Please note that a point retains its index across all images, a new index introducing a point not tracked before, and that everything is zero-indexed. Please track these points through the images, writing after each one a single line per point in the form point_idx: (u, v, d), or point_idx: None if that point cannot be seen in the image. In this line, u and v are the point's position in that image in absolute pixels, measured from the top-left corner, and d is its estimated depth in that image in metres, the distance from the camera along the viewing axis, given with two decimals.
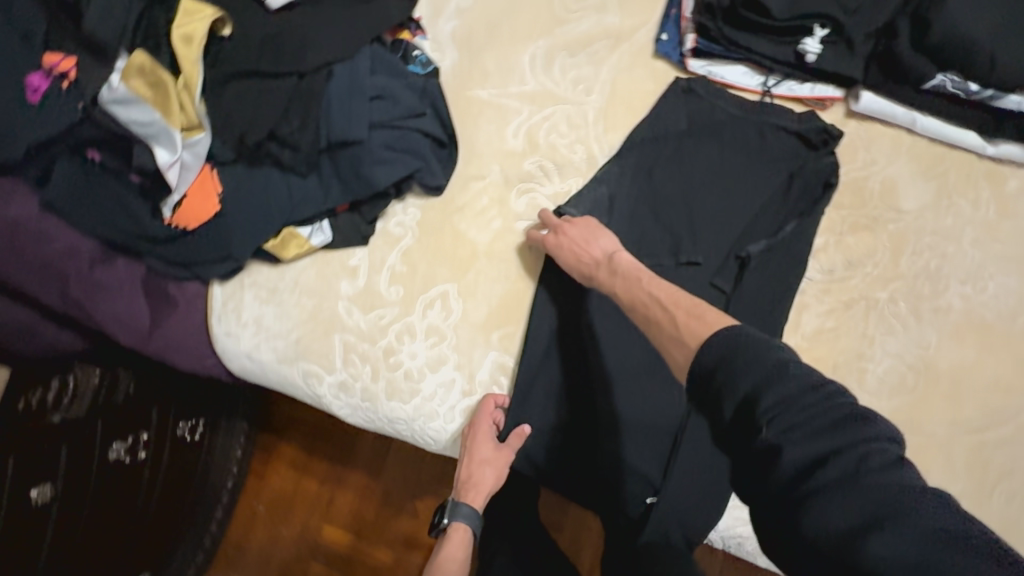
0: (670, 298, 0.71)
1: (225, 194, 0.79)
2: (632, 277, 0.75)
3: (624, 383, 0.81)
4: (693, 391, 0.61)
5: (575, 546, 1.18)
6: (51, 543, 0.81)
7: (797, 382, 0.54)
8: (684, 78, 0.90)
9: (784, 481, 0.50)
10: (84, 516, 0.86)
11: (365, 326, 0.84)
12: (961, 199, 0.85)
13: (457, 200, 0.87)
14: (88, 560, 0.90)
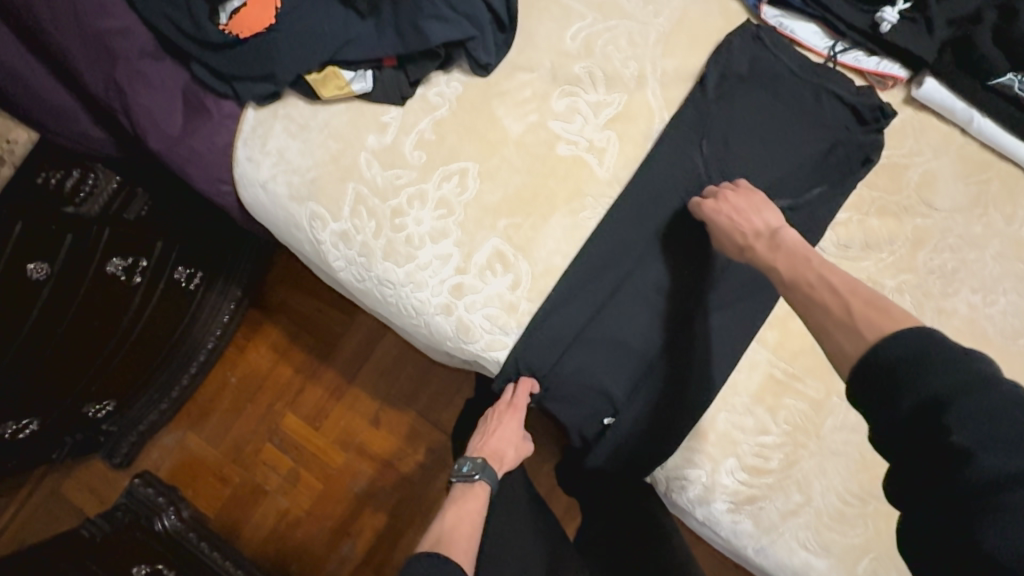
0: (830, 283, 0.69)
1: (283, 10, 0.85)
2: (801, 259, 0.73)
3: (616, 302, 0.86)
4: (860, 383, 0.61)
5: (536, 467, 1.29)
6: (39, 314, 0.95)
7: (1000, 397, 0.53)
8: (755, 23, 0.88)
9: (980, 487, 0.52)
10: (74, 304, 1.00)
11: (380, 182, 0.89)
12: (996, 211, 0.84)
13: (502, 85, 0.89)
14: (74, 346, 1.05)
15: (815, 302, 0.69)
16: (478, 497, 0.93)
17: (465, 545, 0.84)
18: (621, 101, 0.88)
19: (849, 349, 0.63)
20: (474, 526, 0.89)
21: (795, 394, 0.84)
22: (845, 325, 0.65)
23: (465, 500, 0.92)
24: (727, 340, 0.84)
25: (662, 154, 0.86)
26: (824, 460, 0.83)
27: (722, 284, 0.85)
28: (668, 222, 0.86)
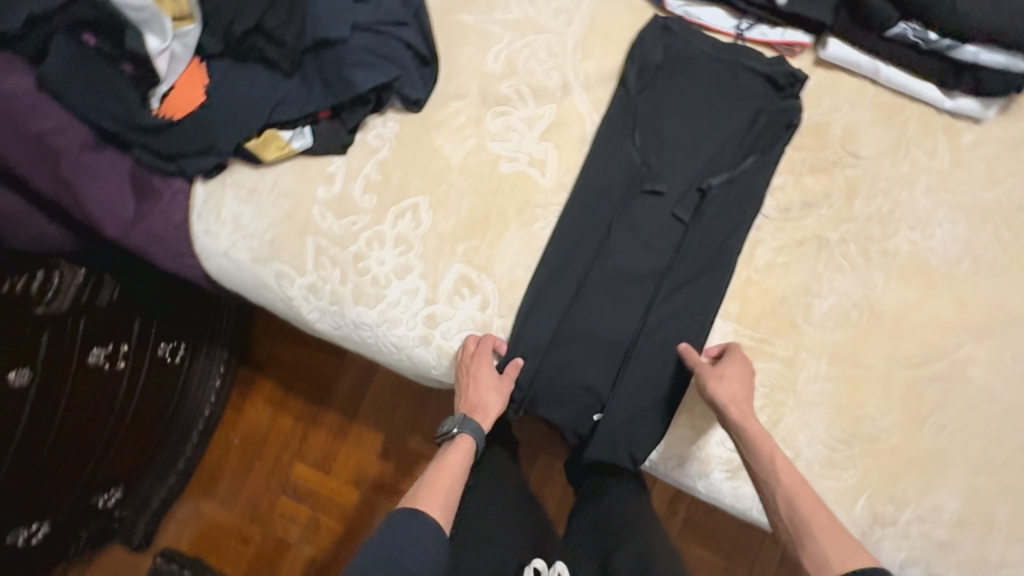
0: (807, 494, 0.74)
1: (211, 86, 0.87)
2: (790, 469, 0.76)
3: (585, 302, 0.89)
4: None
5: (544, 479, 1.30)
6: (31, 418, 0.95)
7: None
8: (663, 15, 0.92)
9: None
10: (63, 402, 1.02)
11: (337, 231, 0.91)
12: (918, 149, 0.89)
13: (436, 116, 0.92)
14: (71, 441, 1.06)
15: (805, 507, 0.73)
16: (461, 454, 0.86)
17: (445, 501, 0.80)
18: (552, 110, 0.92)
19: (830, 555, 0.69)
20: (457, 482, 0.83)
21: (767, 356, 0.87)
22: (824, 542, 0.70)
23: (446, 455, 0.85)
24: (694, 318, 0.88)
25: (600, 154, 0.90)
26: (806, 412, 0.86)
27: (680, 265, 0.89)
28: (619, 217, 0.90)
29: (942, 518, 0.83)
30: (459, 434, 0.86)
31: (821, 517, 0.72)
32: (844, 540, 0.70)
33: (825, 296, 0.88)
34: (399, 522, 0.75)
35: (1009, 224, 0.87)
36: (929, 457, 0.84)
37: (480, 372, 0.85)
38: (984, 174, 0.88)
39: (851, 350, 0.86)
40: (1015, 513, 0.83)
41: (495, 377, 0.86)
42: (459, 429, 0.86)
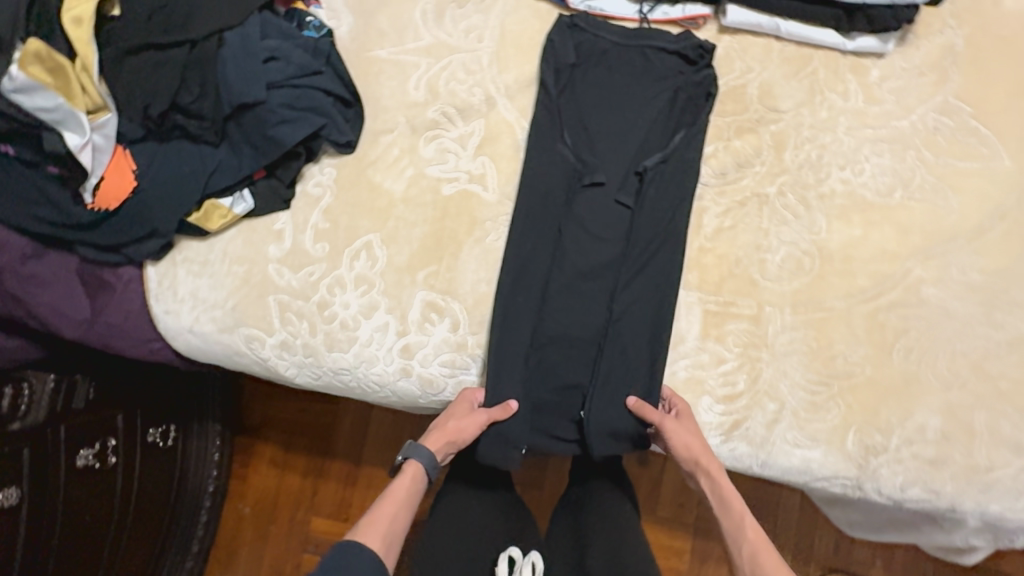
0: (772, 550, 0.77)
1: (141, 170, 0.86)
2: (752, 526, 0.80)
3: (552, 302, 0.92)
4: None
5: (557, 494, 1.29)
6: (28, 537, 0.94)
7: None
8: (567, 14, 0.95)
9: None
10: (59, 511, 1.01)
11: (297, 284, 0.92)
12: (832, 93, 0.93)
13: (370, 154, 0.93)
14: (76, 549, 1.05)
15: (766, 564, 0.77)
16: (410, 478, 0.85)
17: (389, 527, 0.80)
18: (481, 125, 0.93)
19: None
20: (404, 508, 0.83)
21: (734, 318, 0.90)
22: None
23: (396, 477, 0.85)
24: (659, 296, 0.90)
25: (536, 158, 0.92)
26: (782, 363, 0.89)
27: (636, 248, 0.91)
28: (567, 214, 0.93)
29: (926, 436, 0.87)
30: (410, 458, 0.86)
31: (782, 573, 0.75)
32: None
33: (776, 250, 0.91)
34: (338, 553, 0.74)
35: (929, 147, 0.91)
36: (904, 380, 0.87)
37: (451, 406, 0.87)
38: (897, 105, 0.92)
39: (811, 296, 0.89)
40: (992, 416, 0.87)
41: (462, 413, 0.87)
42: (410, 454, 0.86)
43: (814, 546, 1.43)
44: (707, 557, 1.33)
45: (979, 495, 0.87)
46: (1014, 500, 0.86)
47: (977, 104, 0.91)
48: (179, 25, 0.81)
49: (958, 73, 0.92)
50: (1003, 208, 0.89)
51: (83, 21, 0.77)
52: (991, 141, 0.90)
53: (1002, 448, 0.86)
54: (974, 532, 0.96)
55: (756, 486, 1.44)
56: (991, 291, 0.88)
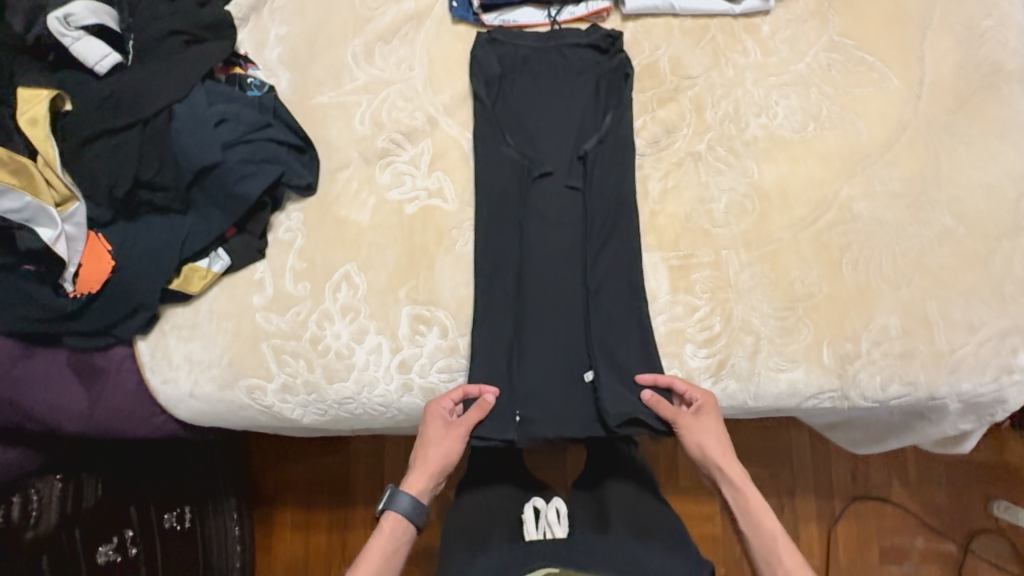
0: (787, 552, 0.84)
1: (116, 249, 0.89)
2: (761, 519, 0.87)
3: (529, 291, 0.98)
4: None
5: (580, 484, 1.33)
6: None
7: None
8: (485, 31, 1.03)
9: None
10: None
11: (286, 326, 0.95)
12: (733, 53, 1.03)
13: (331, 191, 0.99)
14: None
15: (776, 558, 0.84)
16: (393, 529, 0.87)
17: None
18: (429, 144, 1.00)
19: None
20: (387, 562, 0.86)
21: (697, 268, 0.96)
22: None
23: (379, 533, 0.88)
24: (624, 262, 0.97)
25: (485, 164, 0.99)
26: (749, 298, 0.95)
27: (594, 224, 0.98)
28: (525, 207, 0.99)
29: (891, 335, 0.95)
30: (387, 511, 0.89)
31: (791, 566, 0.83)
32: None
33: (719, 199, 0.98)
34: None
35: (827, 82, 1.01)
36: (858, 289, 0.95)
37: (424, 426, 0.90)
38: (791, 52, 1.03)
39: (760, 233, 0.97)
40: (942, 304, 0.95)
41: (439, 429, 0.90)
42: (390, 505, 0.88)
43: (832, 479, 1.49)
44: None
45: (950, 377, 0.94)
46: (981, 375, 0.94)
47: (858, 38, 1.02)
48: (128, 107, 0.85)
49: (836, 15, 1.03)
50: (904, 121, 1.00)
51: (38, 121, 0.81)
52: (878, 66, 1.01)
53: (958, 330, 0.94)
54: (959, 417, 1.03)
55: (765, 435, 1.49)
56: (913, 194, 0.98)
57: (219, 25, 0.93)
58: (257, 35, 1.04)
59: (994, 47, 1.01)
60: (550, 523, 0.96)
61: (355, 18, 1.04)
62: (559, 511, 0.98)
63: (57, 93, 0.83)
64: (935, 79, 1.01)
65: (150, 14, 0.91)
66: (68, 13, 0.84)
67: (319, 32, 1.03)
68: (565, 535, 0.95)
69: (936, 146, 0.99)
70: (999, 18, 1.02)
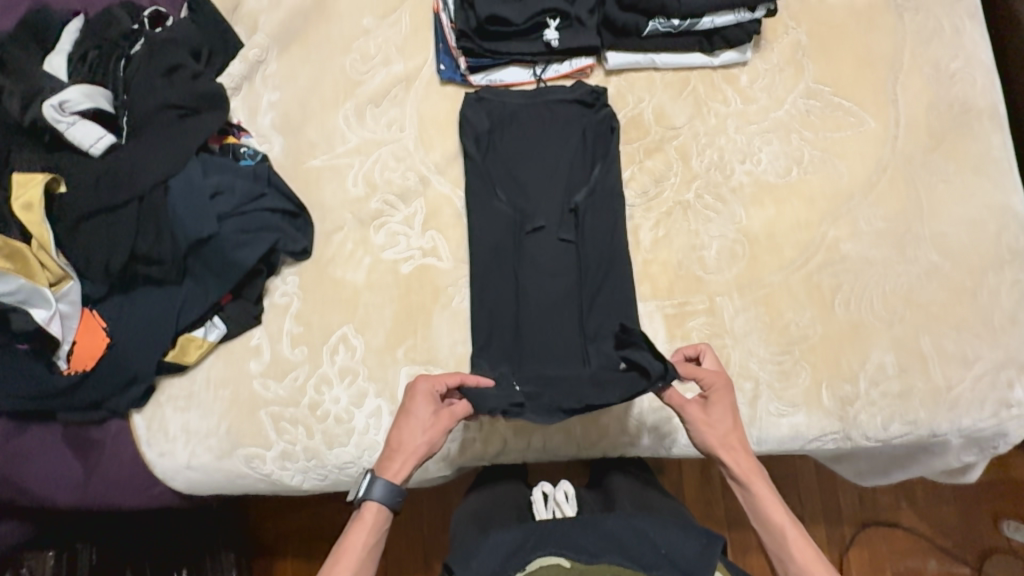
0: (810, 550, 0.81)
1: (111, 326, 0.88)
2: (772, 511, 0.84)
3: (534, 303, 0.98)
4: None
5: None
6: None
7: None
8: (473, 91, 1.05)
9: None
10: None
11: (284, 392, 0.94)
12: (714, 102, 1.06)
13: (326, 253, 0.99)
14: None
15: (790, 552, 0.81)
16: (371, 518, 0.81)
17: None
18: (422, 204, 1.01)
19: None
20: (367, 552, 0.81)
21: (692, 315, 0.97)
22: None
23: (355, 524, 0.82)
24: (620, 310, 0.97)
25: (478, 221, 1.00)
26: (745, 343, 0.96)
27: (588, 273, 0.99)
28: (519, 259, 1.00)
29: (888, 373, 0.95)
30: (369, 499, 0.81)
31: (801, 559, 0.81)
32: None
33: (710, 245, 1.00)
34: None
35: (807, 127, 1.04)
36: (853, 329, 0.96)
37: (411, 411, 0.82)
38: (770, 99, 1.05)
39: (752, 277, 0.98)
40: (935, 339, 0.95)
41: (434, 416, 0.84)
42: (370, 494, 0.81)
43: (840, 504, 1.48)
44: (747, 545, 1.37)
45: (949, 413, 0.95)
46: (979, 409, 0.95)
47: (835, 83, 1.05)
48: (125, 183, 0.85)
49: (811, 62, 1.06)
50: (883, 161, 1.02)
51: (32, 205, 0.81)
52: (855, 110, 1.04)
53: (954, 365, 0.95)
54: (962, 448, 1.03)
55: (773, 463, 1.48)
56: (898, 233, 0.99)
57: (212, 97, 0.95)
58: (249, 101, 1.05)
59: (965, 86, 1.04)
60: (558, 501, 1.01)
61: (345, 81, 1.05)
62: (567, 491, 1.02)
63: (52, 176, 0.83)
64: (911, 119, 1.03)
65: (143, 88, 0.91)
66: (64, 99, 0.84)
67: (310, 96, 1.05)
68: (573, 512, 1.00)
69: (916, 184, 1.00)
70: (966, 59, 1.05)
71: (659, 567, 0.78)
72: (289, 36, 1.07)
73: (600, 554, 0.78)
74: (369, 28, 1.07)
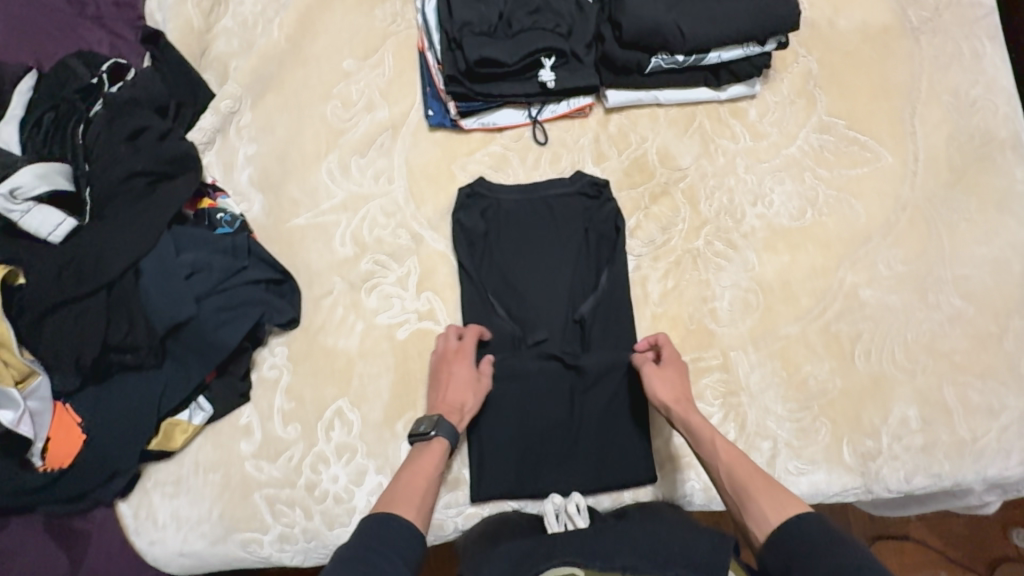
0: (756, 471, 0.74)
1: (87, 421, 0.82)
2: (718, 443, 0.77)
3: (530, 405, 0.91)
4: None
5: None
6: None
7: None
8: (467, 183, 0.97)
9: None
10: None
11: (279, 473, 0.89)
12: (722, 139, 1.00)
13: (316, 320, 0.93)
14: None
15: (742, 479, 0.73)
16: (434, 458, 0.79)
17: (422, 503, 0.74)
18: (416, 263, 0.95)
19: (766, 513, 0.69)
20: (430, 486, 0.77)
21: (705, 371, 0.93)
22: (760, 499, 0.71)
23: (418, 458, 0.80)
24: (630, 428, 0.91)
25: (477, 341, 0.92)
26: (761, 401, 0.92)
27: (594, 394, 0.91)
28: (524, 387, 0.91)
29: (911, 428, 0.91)
30: (434, 437, 0.81)
31: (757, 488, 0.72)
32: (784, 499, 0.70)
33: (721, 296, 0.95)
34: (372, 526, 0.68)
35: (821, 164, 0.98)
36: (874, 381, 0.92)
37: (460, 369, 0.86)
38: (781, 135, 0.99)
39: (766, 329, 0.93)
40: (959, 389, 0.91)
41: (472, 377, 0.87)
42: (435, 430, 0.81)
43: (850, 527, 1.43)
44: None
45: (974, 464, 0.90)
46: (1005, 459, 0.90)
47: (848, 116, 0.99)
48: (90, 270, 0.79)
49: (823, 94, 1.00)
50: (902, 200, 0.97)
51: None
52: (871, 144, 0.98)
53: (980, 416, 0.91)
54: (984, 490, 0.96)
55: None
56: (918, 276, 0.94)
57: (182, 159, 0.87)
58: (223, 156, 0.97)
59: (985, 115, 0.98)
60: (569, 513, 0.84)
61: (327, 130, 0.98)
62: (579, 502, 0.85)
63: (9, 267, 0.78)
64: (929, 153, 0.98)
65: (108, 158, 0.83)
66: (14, 185, 0.78)
67: (290, 149, 0.97)
68: (587, 524, 0.82)
69: (936, 222, 0.96)
70: (987, 84, 0.99)
71: (672, 566, 0.68)
72: (264, 83, 0.99)
73: (612, 556, 0.70)
74: (350, 71, 1.00)
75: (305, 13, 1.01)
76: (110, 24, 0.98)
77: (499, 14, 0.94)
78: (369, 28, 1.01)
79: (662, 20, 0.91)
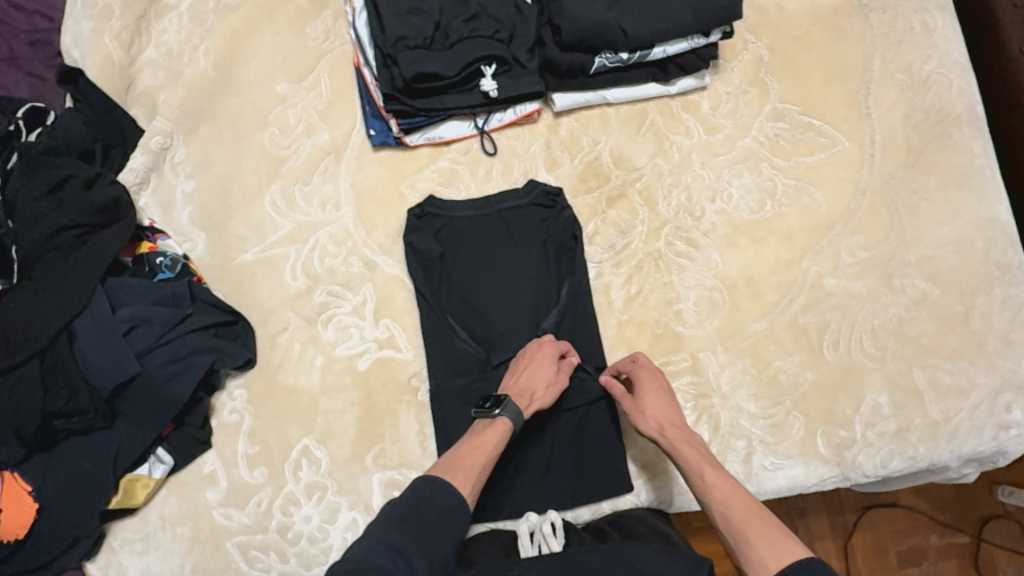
0: (752, 508, 0.71)
1: (38, 488, 0.79)
2: (712, 480, 0.75)
3: None
4: None
5: None
6: None
7: None
8: (416, 203, 0.94)
9: None
10: None
11: (249, 520, 0.86)
12: (676, 135, 0.97)
13: (273, 359, 0.90)
14: None
15: (738, 518, 0.70)
16: (496, 437, 0.78)
17: (477, 479, 0.74)
18: (371, 290, 0.92)
19: (763, 557, 0.65)
20: (488, 464, 0.76)
21: (676, 375, 0.91)
22: (757, 542, 0.67)
23: (483, 432, 0.79)
24: (603, 439, 0.90)
25: (440, 366, 0.90)
26: (733, 400, 0.91)
27: (565, 409, 0.90)
28: None
29: (884, 414, 0.90)
30: (498, 415, 0.79)
31: (754, 529, 0.68)
32: (780, 541, 0.66)
33: (686, 297, 0.93)
34: (425, 486, 0.70)
35: (778, 153, 0.96)
36: (844, 371, 0.91)
37: (539, 359, 0.85)
38: (735, 126, 0.97)
39: (733, 327, 0.92)
40: (928, 372, 0.91)
41: (547, 374, 0.84)
42: (500, 409, 0.79)
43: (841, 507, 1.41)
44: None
45: (949, 445, 0.89)
46: (981, 437, 0.89)
47: (802, 102, 0.97)
48: (21, 339, 0.77)
49: (775, 81, 0.98)
50: (861, 184, 0.95)
51: None
52: (826, 129, 0.96)
53: (951, 397, 0.90)
54: (961, 463, 0.93)
55: None
56: (882, 261, 0.93)
57: (114, 206, 0.83)
58: (160, 196, 0.93)
59: (940, 90, 0.97)
60: (544, 535, 0.82)
61: (267, 160, 0.94)
62: (555, 522, 0.84)
63: None
64: (885, 134, 0.96)
65: (30, 215, 0.80)
66: None
67: (230, 182, 0.93)
68: (561, 549, 0.81)
69: (897, 205, 0.94)
70: (940, 59, 0.97)
71: None
72: (195, 115, 0.95)
73: None
74: (286, 95, 0.96)
75: (233, 38, 0.97)
76: (25, 65, 0.93)
77: (434, 24, 0.90)
78: (301, 48, 0.97)
79: (602, 18, 0.88)
